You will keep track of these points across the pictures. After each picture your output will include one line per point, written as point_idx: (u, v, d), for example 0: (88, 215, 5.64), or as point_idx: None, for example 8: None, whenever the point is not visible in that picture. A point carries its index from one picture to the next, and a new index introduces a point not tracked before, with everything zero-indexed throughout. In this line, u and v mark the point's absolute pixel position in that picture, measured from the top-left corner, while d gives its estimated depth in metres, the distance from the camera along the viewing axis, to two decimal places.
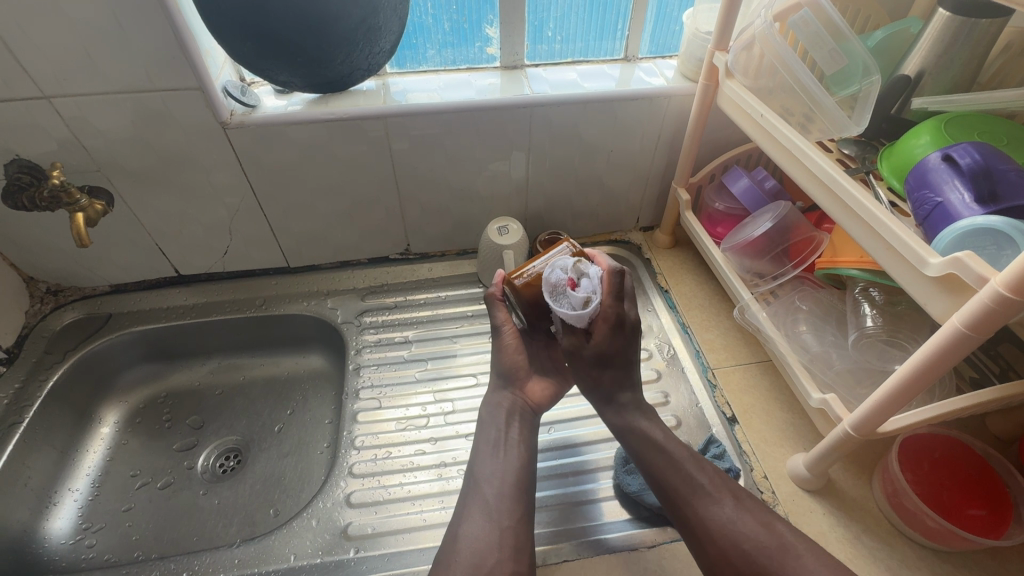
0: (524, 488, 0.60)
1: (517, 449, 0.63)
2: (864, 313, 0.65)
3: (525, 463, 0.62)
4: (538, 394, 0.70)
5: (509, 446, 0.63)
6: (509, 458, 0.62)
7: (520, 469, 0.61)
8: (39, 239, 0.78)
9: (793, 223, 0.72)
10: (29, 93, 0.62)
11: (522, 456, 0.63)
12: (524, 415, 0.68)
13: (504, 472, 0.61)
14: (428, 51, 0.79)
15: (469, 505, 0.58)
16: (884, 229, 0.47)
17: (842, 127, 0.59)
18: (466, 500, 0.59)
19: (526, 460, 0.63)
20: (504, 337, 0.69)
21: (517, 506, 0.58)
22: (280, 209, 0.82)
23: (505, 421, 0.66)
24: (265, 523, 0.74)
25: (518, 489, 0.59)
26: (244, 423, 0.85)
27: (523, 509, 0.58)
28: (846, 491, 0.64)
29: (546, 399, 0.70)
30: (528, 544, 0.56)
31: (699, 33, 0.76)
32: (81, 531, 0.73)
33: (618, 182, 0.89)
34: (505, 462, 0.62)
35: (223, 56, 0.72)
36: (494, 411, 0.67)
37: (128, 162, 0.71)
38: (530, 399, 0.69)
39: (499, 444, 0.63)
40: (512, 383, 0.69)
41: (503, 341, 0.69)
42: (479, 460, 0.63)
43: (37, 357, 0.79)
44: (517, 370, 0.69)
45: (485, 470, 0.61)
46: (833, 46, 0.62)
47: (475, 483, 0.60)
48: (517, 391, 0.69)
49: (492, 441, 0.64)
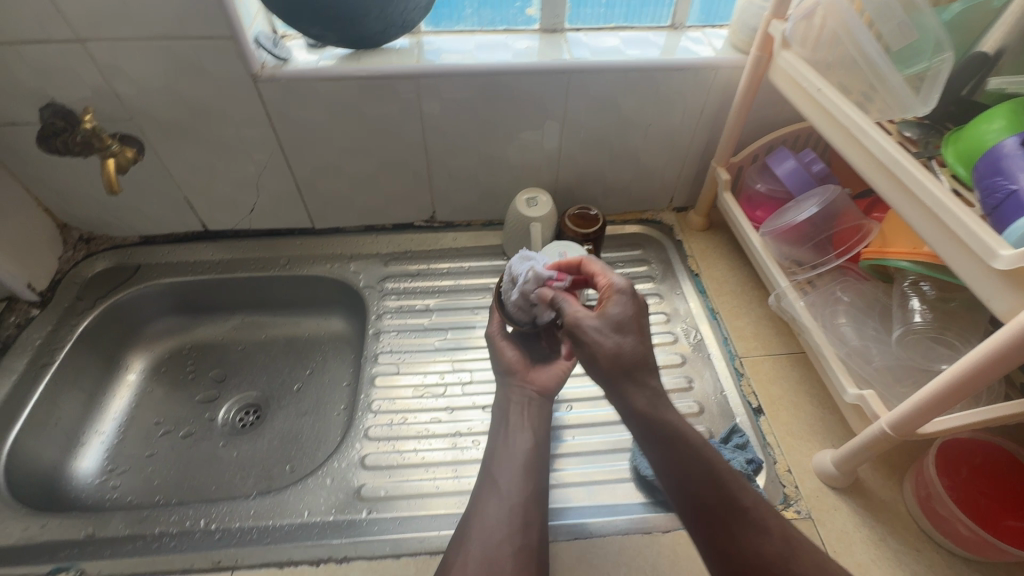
0: (537, 470, 0.61)
1: (526, 433, 0.64)
2: (913, 308, 0.61)
3: (535, 445, 0.63)
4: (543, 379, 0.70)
5: (517, 430, 0.65)
6: (519, 442, 0.63)
7: (530, 451, 0.63)
8: (73, 185, 0.78)
9: (841, 209, 0.68)
10: (64, 35, 0.62)
11: (531, 439, 0.64)
12: (537, 401, 0.68)
13: (513, 455, 0.62)
14: (465, 9, 0.76)
15: (482, 487, 0.60)
16: (950, 217, 0.43)
17: (906, 107, 0.54)
18: (481, 481, 0.61)
19: (538, 442, 0.64)
20: (500, 343, 0.71)
21: (528, 484, 0.59)
22: (307, 167, 0.80)
23: (514, 408, 0.67)
24: (281, 478, 0.75)
25: (528, 470, 0.61)
26: (264, 380, 0.86)
27: (535, 488, 0.59)
28: (874, 491, 0.62)
29: (553, 380, 0.70)
30: (539, 517, 0.57)
31: (755, 1, 0.71)
32: (106, 472, 0.75)
33: (654, 159, 0.85)
34: (514, 446, 0.63)
35: (256, 6, 0.70)
36: (502, 407, 0.68)
37: (159, 111, 0.71)
38: (537, 386, 0.69)
39: (511, 428, 0.65)
40: (514, 379, 0.69)
41: (499, 347, 0.71)
42: (495, 445, 0.64)
43: (69, 302, 0.81)
44: (517, 366, 0.70)
45: (497, 455, 0.63)
46: (903, 17, 0.58)
47: (492, 463, 0.62)
48: (522, 383, 0.69)
49: (502, 429, 0.65)
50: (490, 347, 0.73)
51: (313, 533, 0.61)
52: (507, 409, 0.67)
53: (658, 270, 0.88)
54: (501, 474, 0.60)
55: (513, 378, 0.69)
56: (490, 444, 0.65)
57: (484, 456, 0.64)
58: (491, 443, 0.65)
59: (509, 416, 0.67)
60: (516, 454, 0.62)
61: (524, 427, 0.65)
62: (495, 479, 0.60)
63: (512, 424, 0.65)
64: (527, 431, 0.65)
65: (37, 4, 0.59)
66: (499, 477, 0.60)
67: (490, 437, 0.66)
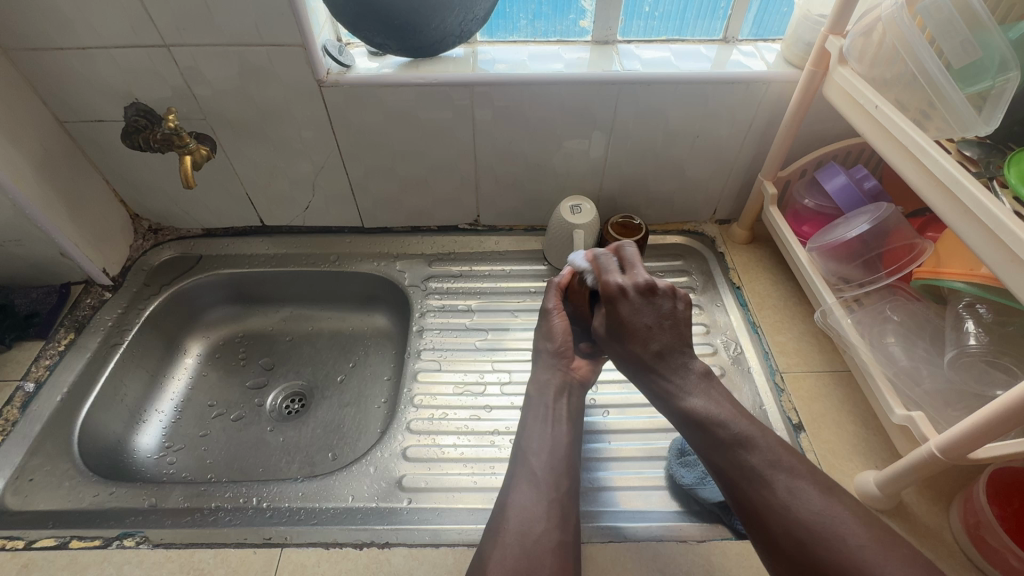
0: (571, 465, 0.62)
1: (564, 425, 0.65)
2: (967, 330, 0.59)
3: (571, 438, 0.64)
4: (584, 368, 0.70)
5: (556, 421, 0.65)
6: (558, 435, 0.64)
7: (568, 445, 0.63)
8: (147, 179, 0.84)
9: (893, 227, 0.67)
10: (152, 41, 0.67)
11: (569, 433, 0.64)
12: (576, 390, 0.68)
13: (552, 446, 0.62)
14: (520, 20, 0.78)
15: (516, 476, 0.61)
16: (1013, 238, 0.43)
17: (967, 126, 0.53)
18: (516, 473, 0.61)
19: (574, 438, 0.64)
20: (553, 320, 0.70)
21: (565, 481, 0.60)
22: (362, 169, 0.84)
23: (554, 394, 0.67)
24: (324, 464, 0.78)
25: (568, 466, 0.61)
26: (311, 370, 0.90)
27: (570, 484, 0.60)
28: (918, 516, 0.60)
29: (592, 371, 0.71)
30: (574, 512, 0.58)
31: (811, 16, 0.71)
32: (164, 448, 0.80)
33: (699, 170, 0.86)
34: (552, 437, 0.63)
35: (324, 16, 0.75)
36: (545, 390, 0.67)
37: (230, 113, 0.76)
38: (579, 375, 0.69)
39: (550, 420, 0.65)
40: (558, 361, 0.69)
41: (551, 323, 0.71)
42: (529, 431, 0.64)
43: (138, 287, 0.87)
44: (565, 347, 0.69)
45: (533, 444, 0.63)
46: (966, 36, 0.57)
47: (527, 453, 0.62)
48: (565, 368, 0.69)
49: (541, 415, 0.66)
50: (540, 320, 0.72)
51: (357, 518, 0.64)
52: (547, 394, 0.67)
53: (699, 281, 0.88)
54: (539, 466, 0.61)
55: (558, 359, 0.69)
56: (519, 438, 0.65)
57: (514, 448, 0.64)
58: (525, 427, 0.65)
59: (551, 406, 0.66)
60: (552, 444, 0.63)
61: (563, 420, 0.65)
62: (532, 471, 0.60)
63: (552, 412, 0.66)
64: (565, 426, 0.65)
65: (131, 11, 0.64)
66: (536, 469, 0.60)
67: (525, 421, 0.66)
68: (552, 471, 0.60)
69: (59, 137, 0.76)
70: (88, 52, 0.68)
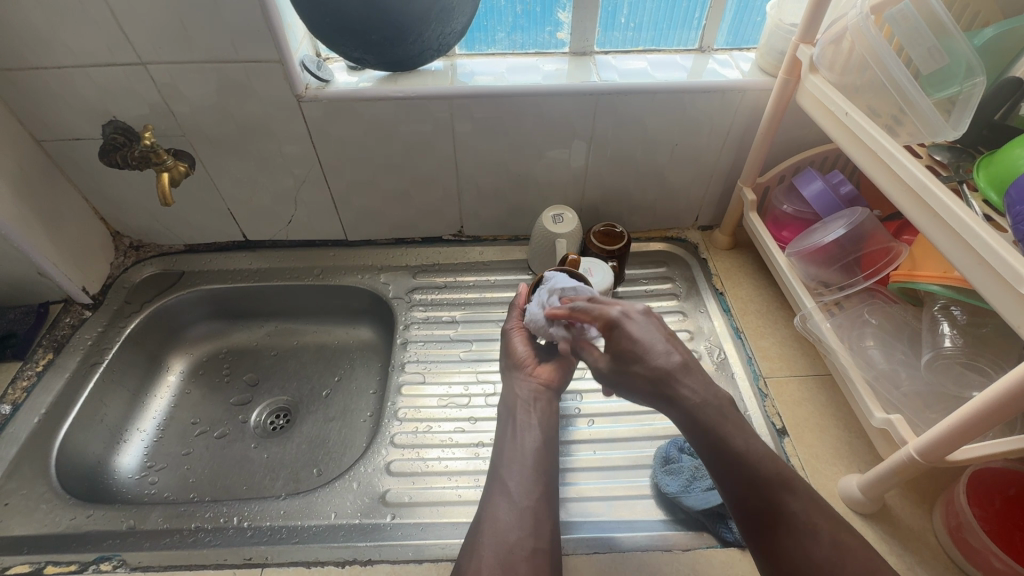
0: (543, 468, 0.61)
1: (533, 431, 0.65)
2: (942, 332, 0.60)
3: (542, 443, 0.64)
4: (547, 372, 0.70)
5: (524, 428, 0.65)
6: (525, 441, 0.63)
7: (537, 451, 0.63)
8: (127, 196, 0.84)
9: (869, 231, 0.68)
10: (129, 59, 0.67)
11: (538, 438, 0.64)
12: (543, 396, 0.68)
13: (522, 454, 0.62)
14: (498, 33, 0.79)
15: (492, 490, 0.60)
16: (980, 241, 0.43)
17: (935, 131, 0.54)
18: (491, 486, 0.61)
19: (546, 441, 0.64)
20: (513, 338, 0.72)
21: (538, 483, 0.60)
22: (344, 183, 0.84)
23: (521, 404, 0.67)
24: (309, 480, 0.77)
25: (536, 469, 0.61)
26: (295, 385, 0.90)
27: (545, 489, 0.60)
28: (903, 519, 0.60)
29: (557, 375, 0.70)
30: (550, 516, 0.58)
31: (783, 25, 0.72)
32: (146, 468, 0.79)
33: (680, 178, 0.86)
34: (521, 446, 0.63)
35: (303, 31, 0.75)
36: (509, 402, 0.68)
37: (210, 129, 0.76)
38: (540, 379, 0.69)
39: (518, 427, 0.65)
40: (519, 372, 0.70)
41: (513, 341, 0.72)
42: (503, 441, 0.65)
43: (118, 305, 0.86)
44: (525, 360, 0.70)
45: (506, 455, 0.63)
46: (933, 43, 0.58)
47: (501, 466, 0.62)
48: (527, 377, 0.69)
49: (509, 427, 0.65)
50: (503, 339, 0.73)
51: (339, 535, 0.63)
52: (513, 405, 0.67)
53: (682, 288, 0.88)
54: (512, 479, 0.60)
55: (518, 372, 0.70)
56: (499, 444, 0.65)
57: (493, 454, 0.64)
58: (500, 438, 0.65)
59: (515, 414, 0.66)
60: (521, 451, 0.63)
61: (531, 425, 0.65)
62: (506, 483, 0.60)
63: (518, 422, 0.65)
64: (535, 429, 0.65)
65: (106, 29, 0.64)
66: (511, 481, 0.60)
67: (501, 432, 0.67)
68: (524, 482, 0.59)
69: (36, 156, 0.75)
70: (64, 71, 0.68)
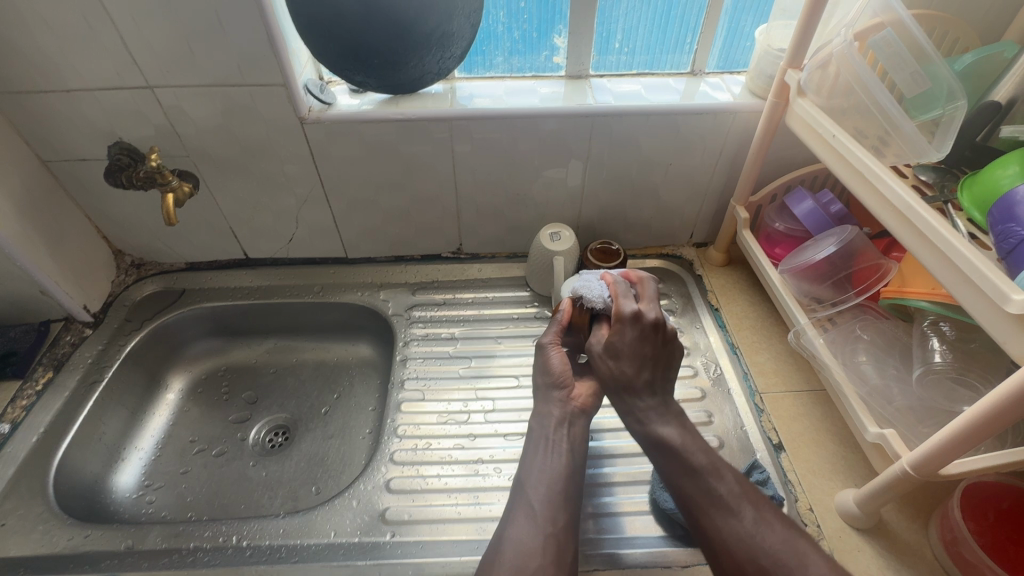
0: (569, 497, 0.60)
1: (563, 456, 0.63)
2: (932, 347, 0.62)
3: (570, 470, 0.62)
4: (584, 395, 0.68)
5: (555, 451, 0.63)
6: (554, 465, 0.62)
7: (564, 478, 0.61)
8: (129, 215, 0.85)
9: (859, 249, 0.70)
10: (137, 83, 0.69)
11: (568, 464, 0.63)
12: (578, 419, 0.66)
13: (550, 479, 0.61)
14: (495, 57, 0.81)
15: (515, 509, 0.60)
16: (962, 260, 0.45)
17: (920, 152, 0.56)
18: (513, 506, 0.60)
19: (573, 469, 0.63)
20: (551, 354, 0.68)
21: (563, 513, 0.59)
22: (344, 202, 0.86)
23: (555, 426, 0.65)
24: (307, 499, 0.77)
25: (564, 496, 0.60)
26: (294, 402, 0.90)
27: (567, 518, 0.59)
28: (898, 534, 0.61)
29: (593, 399, 0.68)
30: (570, 547, 0.57)
31: (772, 50, 0.75)
32: (143, 487, 0.79)
33: (674, 196, 0.88)
34: (549, 468, 0.62)
35: (306, 56, 0.77)
36: (540, 422, 0.66)
37: (213, 150, 0.77)
38: (579, 402, 0.67)
39: (549, 448, 0.64)
40: (558, 392, 0.67)
41: (549, 357, 0.68)
42: (528, 466, 0.63)
43: (119, 322, 0.87)
44: (566, 380, 0.67)
45: (532, 476, 0.62)
46: (915, 68, 0.60)
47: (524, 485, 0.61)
48: (564, 400, 0.67)
49: (541, 447, 0.64)
50: (537, 355, 0.70)
51: (339, 554, 0.63)
52: (546, 427, 0.65)
53: (678, 304, 0.89)
54: (537, 499, 0.60)
55: (556, 393, 0.67)
56: (521, 467, 0.64)
57: (519, 472, 0.64)
58: (524, 461, 0.64)
59: (550, 436, 0.65)
60: (548, 477, 0.61)
61: (563, 451, 0.63)
62: (530, 504, 0.59)
63: (551, 444, 0.64)
64: (564, 455, 0.63)
65: (115, 55, 0.66)
66: (533, 502, 0.59)
67: (526, 454, 0.65)
68: (549, 505, 0.59)
69: (41, 176, 0.76)
70: (73, 94, 0.69)
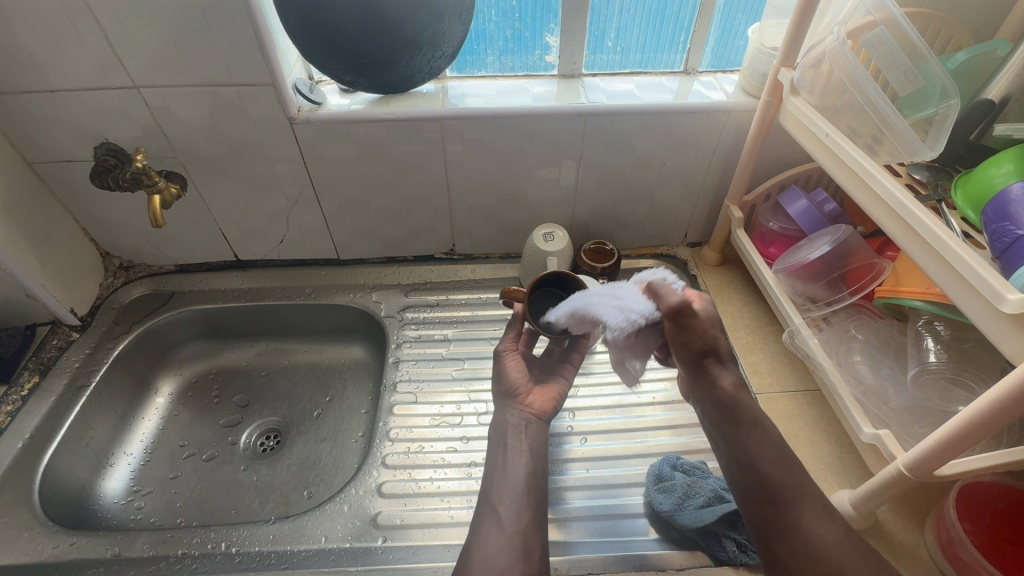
0: (534, 495, 0.60)
1: (523, 457, 0.63)
2: (927, 347, 0.61)
3: (533, 470, 0.62)
4: (541, 401, 0.69)
5: (515, 454, 0.63)
6: (517, 466, 0.62)
7: (528, 477, 0.61)
8: (117, 217, 0.84)
9: (853, 248, 0.69)
10: (123, 83, 0.68)
11: (529, 464, 0.62)
12: (536, 424, 0.67)
13: (512, 481, 0.60)
14: (487, 56, 0.81)
15: (482, 515, 0.58)
16: (957, 260, 0.44)
17: (914, 151, 0.56)
18: (481, 511, 0.59)
19: (536, 468, 0.62)
20: (507, 362, 0.69)
21: (527, 511, 0.58)
22: (335, 203, 0.85)
23: (511, 431, 0.65)
24: (299, 503, 0.76)
25: (527, 496, 0.59)
26: (287, 406, 0.89)
27: (533, 513, 0.58)
28: (894, 534, 0.61)
29: (550, 404, 0.69)
30: (538, 544, 0.56)
31: (764, 48, 0.74)
32: (132, 493, 0.77)
33: (669, 195, 0.88)
34: (513, 471, 0.61)
35: (295, 56, 0.77)
36: (501, 428, 0.66)
37: (201, 150, 0.76)
38: (535, 408, 0.68)
39: (509, 452, 0.63)
40: (512, 401, 0.67)
41: (506, 365, 0.69)
42: (493, 471, 0.63)
43: (107, 326, 0.85)
44: (519, 387, 0.68)
45: (495, 479, 0.61)
46: (908, 67, 0.59)
47: (491, 492, 0.61)
48: (520, 406, 0.67)
49: (500, 453, 0.64)
50: (495, 363, 0.71)
51: (329, 560, 0.62)
52: (504, 432, 0.65)
53: None
54: (501, 504, 0.59)
55: (513, 401, 0.67)
56: (489, 469, 0.63)
57: (483, 476, 0.63)
58: (490, 468, 0.64)
59: (507, 441, 0.65)
60: (511, 476, 0.61)
61: (521, 452, 0.63)
62: (495, 508, 0.58)
63: (510, 448, 0.64)
64: (524, 454, 0.63)
65: (100, 54, 0.65)
66: (499, 507, 0.58)
67: (490, 461, 0.65)
68: (513, 505, 0.58)
69: (26, 179, 0.75)
70: (57, 94, 0.68)
